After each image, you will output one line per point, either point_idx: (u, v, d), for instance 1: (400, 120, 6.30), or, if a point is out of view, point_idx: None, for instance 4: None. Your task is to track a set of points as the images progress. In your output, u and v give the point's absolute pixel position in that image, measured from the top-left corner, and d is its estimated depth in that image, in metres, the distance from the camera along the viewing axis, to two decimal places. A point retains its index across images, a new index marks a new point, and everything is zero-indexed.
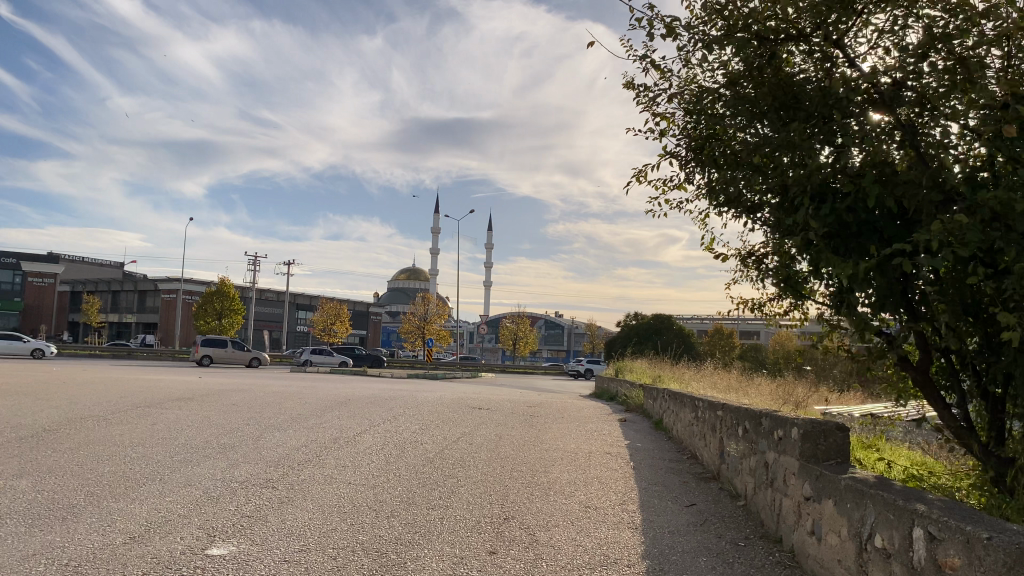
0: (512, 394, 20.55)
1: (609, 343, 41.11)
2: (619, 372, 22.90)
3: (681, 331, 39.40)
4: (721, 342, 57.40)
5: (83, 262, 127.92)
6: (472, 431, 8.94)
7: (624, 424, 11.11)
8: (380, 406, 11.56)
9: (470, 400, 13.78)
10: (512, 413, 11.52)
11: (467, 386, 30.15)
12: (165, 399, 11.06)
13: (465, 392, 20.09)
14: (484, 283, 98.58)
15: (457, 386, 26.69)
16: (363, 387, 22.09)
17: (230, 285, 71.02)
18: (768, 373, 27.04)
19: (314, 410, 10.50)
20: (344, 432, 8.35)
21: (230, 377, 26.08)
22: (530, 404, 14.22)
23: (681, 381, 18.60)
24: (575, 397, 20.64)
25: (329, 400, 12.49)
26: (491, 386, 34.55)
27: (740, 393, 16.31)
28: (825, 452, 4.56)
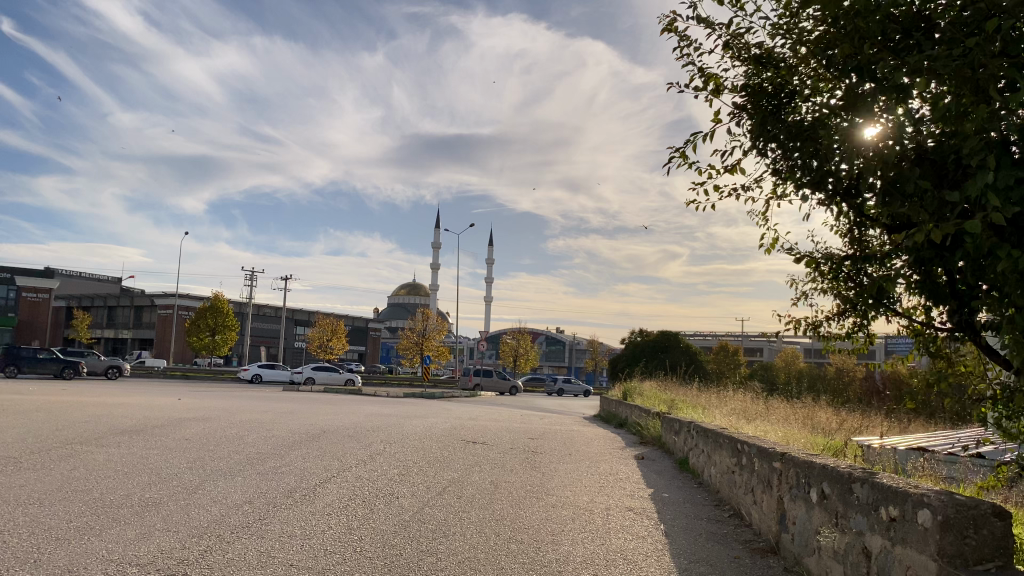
0: (511, 418, 18.97)
1: (613, 362, 39.57)
2: (627, 394, 21.33)
3: (688, 349, 37.88)
4: (726, 359, 55.84)
5: (81, 279, 126.78)
6: (465, 478, 7.41)
7: (641, 462, 9.57)
8: (358, 439, 10.01)
9: (464, 430, 12.24)
10: (511, 448, 10.00)
11: (465, 408, 28.61)
12: (107, 432, 9.47)
13: (462, 416, 18.56)
14: (484, 299, 97.16)
15: (454, 410, 25.15)
16: (352, 410, 20.55)
17: (225, 301, 69.52)
18: (783, 395, 25.49)
19: (278, 446, 8.96)
20: (304, 482, 6.80)
21: (213, 399, 24.56)
22: (531, 433, 12.70)
23: (698, 408, 17.06)
24: (580, 421, 19.08)
25: (304, 431, 11.02)
26: (490, 407, 32.96)
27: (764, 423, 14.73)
28: (976, 553, 3.05)
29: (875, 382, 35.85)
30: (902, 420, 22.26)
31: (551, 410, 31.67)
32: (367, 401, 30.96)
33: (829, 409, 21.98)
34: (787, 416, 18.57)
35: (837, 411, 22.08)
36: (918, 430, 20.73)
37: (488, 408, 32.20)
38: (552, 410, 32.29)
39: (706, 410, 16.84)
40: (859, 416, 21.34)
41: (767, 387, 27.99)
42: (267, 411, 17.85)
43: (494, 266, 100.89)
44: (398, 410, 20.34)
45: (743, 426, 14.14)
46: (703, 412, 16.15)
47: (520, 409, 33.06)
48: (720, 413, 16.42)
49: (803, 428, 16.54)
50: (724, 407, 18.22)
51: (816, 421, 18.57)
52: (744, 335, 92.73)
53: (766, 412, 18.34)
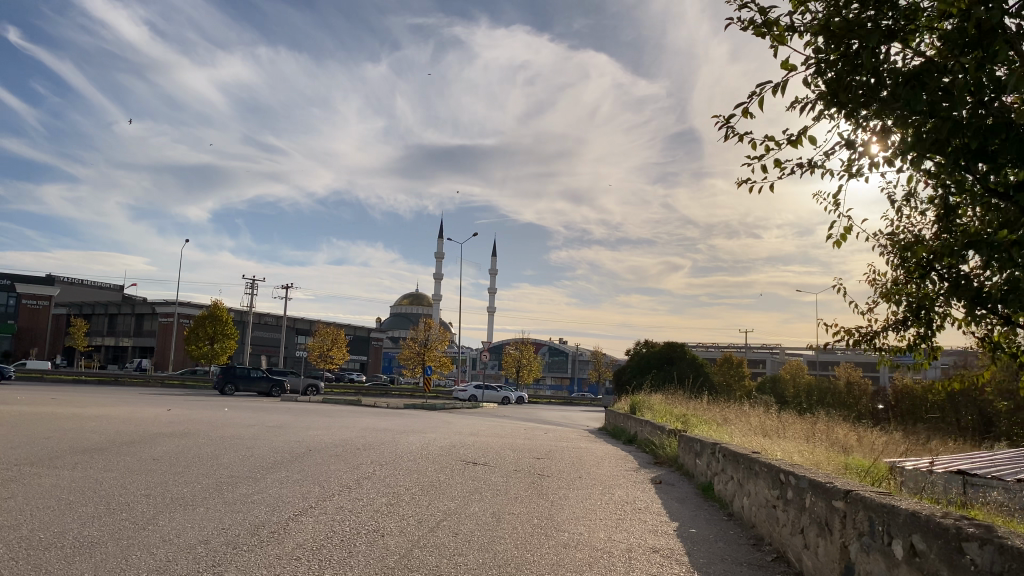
0: (514, 433, 18.03)
1: (618, 373, 38.63)
2: (635, 408, 20.34)
3: (695, 361, 36.95)
4: (732, 371, 54.84)
5: (82, 285, 125.83)
6: (464, 508, 6.46)
7: (659, 486, 8.61)
8: (346, 460, 9.05)
9: (463, 448, 11.29)
10: (516, 470, 9.04)
11: (466, 421, 27.69)
12: (67, 451, 8.53)
13: (463, 430, 17.61)
14: (487, 309, 96.22)
15: (455, 422, 24.24)
16: (349, 423, 19.64)
17: (224, 309, 68.64)
18: (795, 410, 24.52)
19: (255, 468, 8.00)
20: (275, 515, 5.85)
21: (206, 412, 23.66)
22: (536, 451, 11.76)
23: (713, 423, 16.13)
24: (586, 437, 18.13)
25: (290, 448, 10.09)
26: (493, 419, 32.02)
27: (785, 444, 13.77)
28: None
29: (888, 396, 34.80)
30: (920, 438, 21.30)
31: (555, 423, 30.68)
32: (366, 412, 30.03)
33: (844, 426, 21.01)
34: (803, 433, 17.66)
35: (854, 428, 21.11)
36: (939, 448, 19.77)
37: (490, 420, 31.22)
38: (555, 423, 31.31)
39: (722, 426, 15.92)
40: (877, 435, 20.38)
41: (779, 401, 27.01)
42: (259, 423, 16.98)
43: (497, 276, 99.97)
44: (397, 424, 19.39)
45: (764, 444, 13.20)
46: (719, 428, 15.21)
47: (523, 421, 32.07)
48: (737, 430, 15.49)
49: (825, 447, 15.62)
50: (738, 422, 17.31)
51: (834, 438, 17.65)
52: (747, 346, 91.75)
53: (782, 428, 17.42)
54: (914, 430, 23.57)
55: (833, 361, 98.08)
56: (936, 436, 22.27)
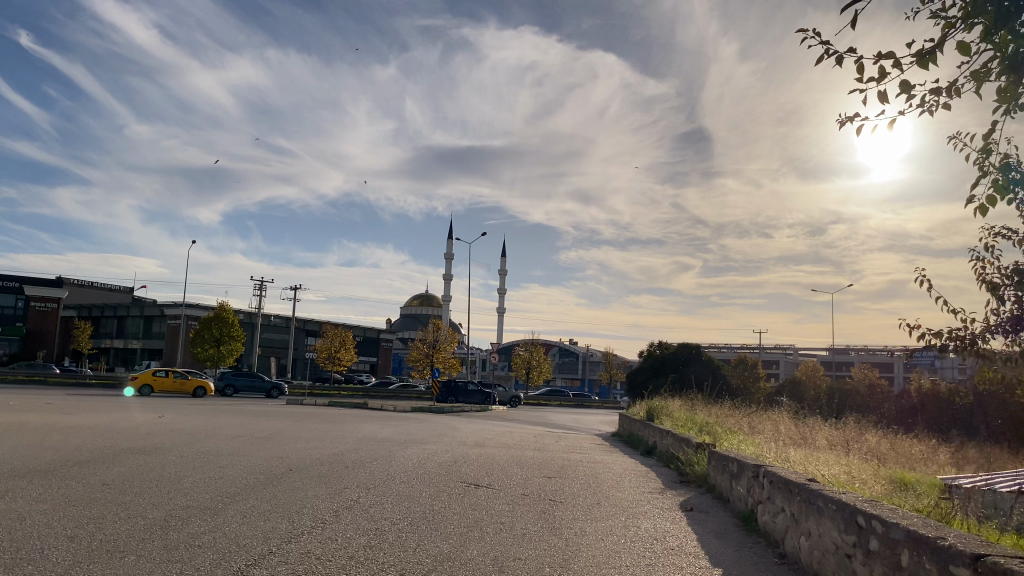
0: (525, 441, 16.91)
1: (631, 375, 37.46)
2: (651, 415, 19.22)
3: (711, 363, 35.74)
4: (746, 373, 53.63)
5: (93, 287, 125.35)
6: (459, 552, 5.30)
7: (690, 515, 7.49)
8: (329, 482, 7.89)
9: (465, 464, 10.14)
10: (524, 493, 7.88)
11: (474, 426, 26.51)
12: (8, 473, 7.39)
13: (469, 439, 16.56)
14: (497, 310, 95.25)
15: (462, 429, 23.13)
16: (349, 430, 18.51)
17: (230, 310, 67.69)
18: (821, 416, 23.30)
19: (220, 496, 6.84)
20: (226, 563, 4.75)
21: (202, 418, 22.57)
22: (547, 466, 10.62)
23: (738, 432, 15.04)
24: (601, 445, 17.09)
25: (270, 465, 8.95)
26: (501, 423, 30.85)
27: (819, 456, 12.71)
28: None
29: (910, 399, 33.57)
30: (954, 447, 20.05)
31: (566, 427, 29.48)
32: (370, 417, 28.88)
33: (873, 435, 19.81)
34: (833, 441, 16.59)
35: (884, 436, 19.91)
36: (977, 457, 18.54)
37: (499, 425, 30.08)
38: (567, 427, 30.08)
39: (748, 435, 14.86)
40: (909, 444, 19.17)
41: (800, 405, 25.77)
42: (250, 431, 15.87)
43: (507, 276, 98.96)
44: (399, 432, 18.29)
45: (800, 457, 12.15)
46: (747, 437, 14.15)
47: (532, 424, 30.95)
48: (764, 439, 14.42)
49: (860, 458, 14.56)
50: (764, 430, 16.22)
51: (865, 447, 16.55)
52: (760, 347, 90.32)
53: (811, 437, 16.31)
54: (944, 436, 22.46)
55: (847, 362, 96.69)
56: (970, 444, 21.04)
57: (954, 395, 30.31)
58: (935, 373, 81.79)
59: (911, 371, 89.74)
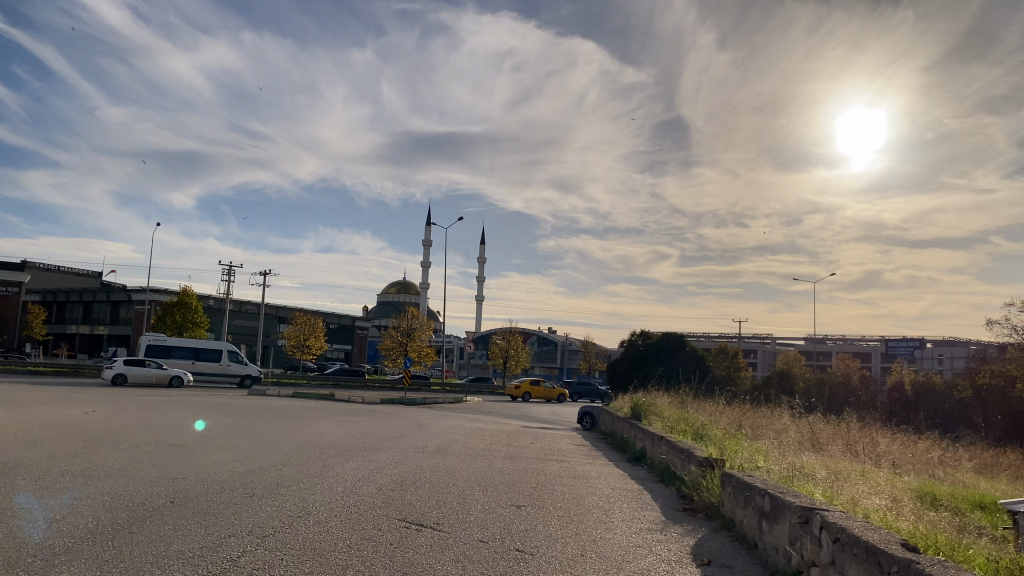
0: (492, 444, 14.81)
1: (612, 365, 35.57)
2: (637, 412, 17.34)
3: (695, 353, 33.93)
4: (728, 362, 51.95)
5: (62, 271, 122.07)
6: None
7: (711, 568, 5.52)
8: (214, 525, 5.77)
9: (416, 487, 8.01)
10: (482, 541, 5.79)
11: (445, 422, 24.49)
12: None
13: (433, 442, 14.59)
14: (476, 298, 93.36)
15: (428, 426, 21.02)
16: (299, 430, 16.31)
17: (192, 295, 64.87)
18: (820, 413, 21.48)
19: (34, 558, 4.71)
20: None
21: (138, 413, 20.29)
22: (515, 488, 8.49)
23: (740, 436, 13.07)
24: (582, 450, 15.21)
25: (150, 495, 6.74)
26: (475, 418, 28.86)
27: (840, 470, 10.85)
28: None
29: (903, 394, 31.93)
30: (968, 448, 18.28)
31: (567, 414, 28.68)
32: (334, 412, 26.71)
33: (880, 436, 18.02)
34: (841, 447, 14.81)
35: (891, 438, 18.19)
36: (999, 461, 16.73)
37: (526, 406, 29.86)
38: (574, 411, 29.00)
39: (752, 440, 12.92)
40: (924, 446, 17.31)
41: (795, 401, 23.96)
42: (176, 433, 13.57)
43: (485, 263, 96.91)
44: (358, 432, 16.22)
45: (822, 472, 10.23)
46: (752, 443, 12.23)
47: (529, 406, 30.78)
48: (772, 445, 12.47)
49: (879, 469, 12.72)
50: (763, 433, 14.34)
51: (878, 454, 14.70)
52: (740, 336, 89.05)
53: (819, 441, 14.48)
54: (950, 436, 20.75)
55: (827, 351, 95.77)
56: (985, 445, 19.26)
57: (951, 389, 28.68)
58: (915, 364, 80.89)
59: (890, 361, 88.99)
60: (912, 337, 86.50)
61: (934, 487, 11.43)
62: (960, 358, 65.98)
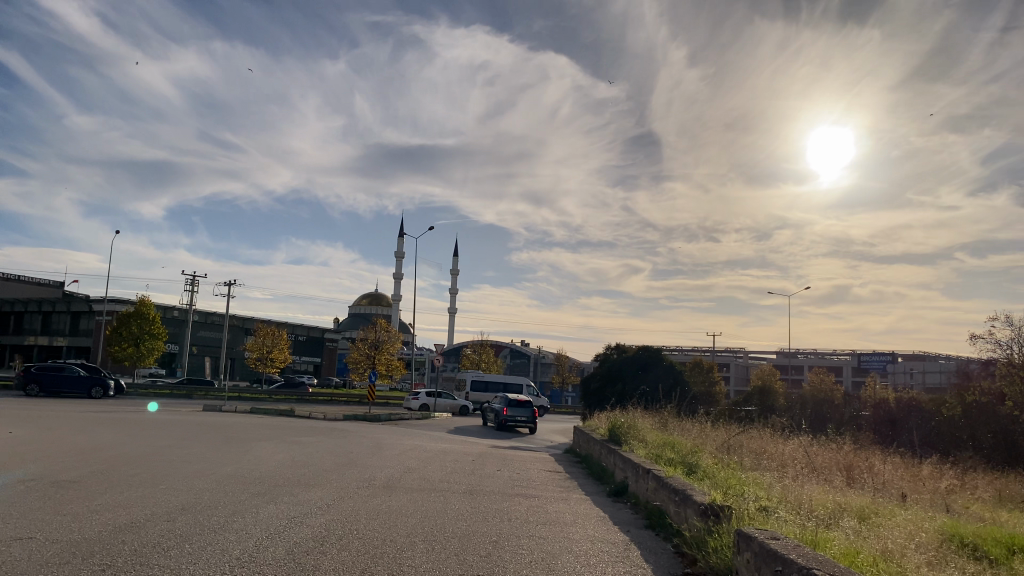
0: (452, 474, 13.04)
1: (586, 379, 33.93)
2: (614, 436, 15.73)
3: (673, 368, 32.40)
4: (703, 376, 50.61)
5: (22, 281, 118.55)
6: None
7: None
8: None
9: (342, 546, 6.18)
10: None
11: (407, 442, 22.68)
12: None
13: (386, 471, 12.83)
14: (448, 310, 91.76)
15: (386, 448, 19.20)
16: (235, 457, 14.45)
17: (151, 305, 62.23)
18: (808, 433, 20.01)
19: None
20: None
21: (63, 433, 18.26)
22: (470, 545, 6.71)
23: (735, 466, 11.53)
24: (553, 479, 13.58)
25: None
26: (441, 436, 27.17)
27: (853, 510, 9.37)
28: None
29: (886, 410, 30.65)
30: (969, 473, 16.83)
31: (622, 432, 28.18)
32: (288, 432, 24.77)
33: (877, 459, 16.62)
34: (842, 476, 13.34)
35: (890, 462, 16.77)
36: (1006, 488, 15.35)
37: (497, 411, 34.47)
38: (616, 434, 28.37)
39: (748, 470, 11.40)
40: (925, 473, 15.81)
41: (781, 420, 22.54)
42: (78, 463, 11.59)
43: (457, 275, 95.40)
44: (301, 459, 14.39)
45: (838, 514, 8.70)
46: (749, 476, 10.71)
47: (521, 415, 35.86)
48: (771, 477, 10.96)
49: (889, 504, 11.25)
50: (759, 461, 12.82)
51: (882, 483, 13.28)
52: (713, 350, 87.97)
53: (818, 471, 13.00)
54: (948, 458, 19.40)
55: (800, 365, 95.21)
56: (985, 470, 17.82)
57: (937, 407, 27.35)
58: (887, 378, 80.36)
59: (863, 375, 88.39)
60: (885, 351, 85.96)
61: (957, 524, 10.01)
62: (934, 372, 65.31)
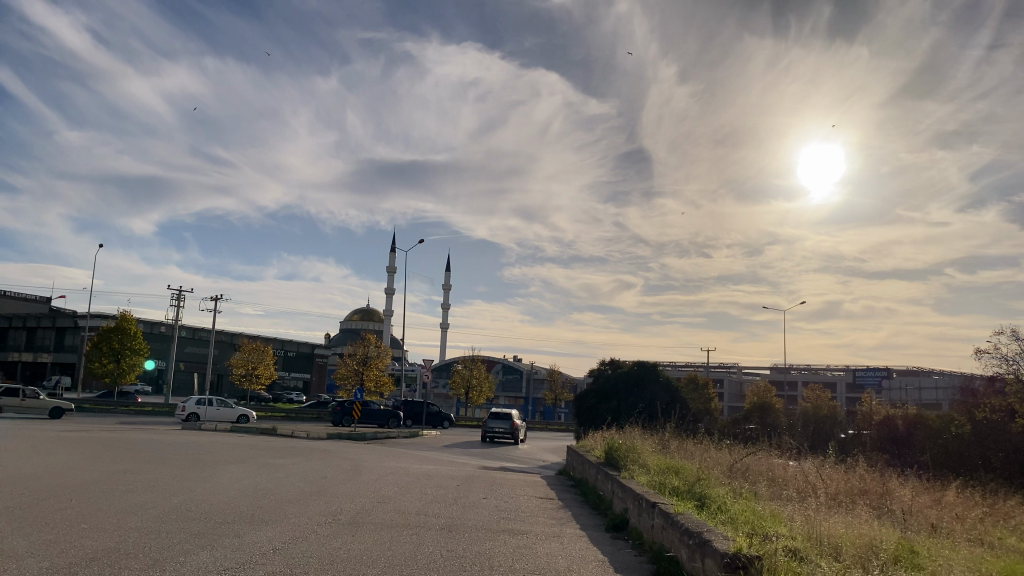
0: (434, 505, 11.69)
1: (580, 396, 32.58)
2: (611, 458, 14.47)
3: (669, 384, 31.08)
4: (699, 393, 49.30)
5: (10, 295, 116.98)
6: None
7: None
8: None
9: None
10: None
11: (392, 465, 21.27)
12: None
13: (357, 501, 11.48)
14: (440, 326, 90.65)
15: (365, 472, 17.80)
16: (194, 484, 13.07)
17: (132, 320, 60.69)
18: (816, 454, 18.80)
19: None
20: None
21: (12, 456, 16.87)
22: None
23: (750, 495, 10.34)
24: (548, 508, 12.31)
25: None
26: (427, 457, 25.86)
27: (887, 547, 8.20)
28: None
29: (891, 428, 29.36)
30: (990, 498, 15.60)
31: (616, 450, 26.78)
32: (264, 453, 23.34)
33: (894, 482, 15.43)
34: (865, 504, 12.12)
35: (905, 485, 15.60)
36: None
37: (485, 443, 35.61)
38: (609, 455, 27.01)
39: (763, 501, 10.20)
40: (946, 497, 14.58)
41: (787, 440, 21.32)
42: (1, 497, 10.20)
43: (448, 290, 94.10)
44: (266, 487, 13.01)
45: (875, 555, 7.50)
46: (765, 509, 9.53)
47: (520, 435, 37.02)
48: (790, 508, 9.79)
49: (919, 537, 10.06)
50: (772, 488, 11.63)
51: (905, 510, 12.10)
52: (708, 366, 86.64)
53: (839, 499, 11.79)
54: (966, 481, 18.18)
55: (795, 380, 93.86)
56: (1007, 494, 16.57)
57: (943, 425, 25.94)
58: (883, 394, 79.08)
59: (858, 391, 87.07)
60: (880, 367, 84.74)
61: (1002, 562, 8.82)
62: (933, 388, 63.99)
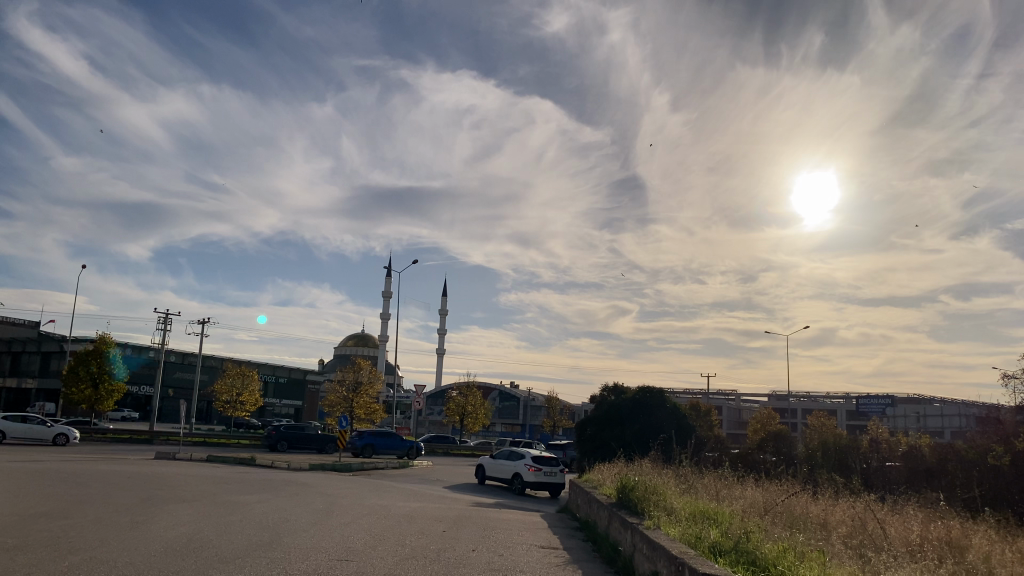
0: (414, 563, 9.22)
1: (582, 424, 30.19)
2: (627, 500, 12.10)
3: (677, 411, 28.65)
4: (705, 420, 46.85)
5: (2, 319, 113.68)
6: None
7: None
8: None
9: None
10: None
11: (373, 502, 18.91)
12: None
13: (314, 561, 8.98)
14: (437, 351, 88.25)
15: (339, 513, 15.31)
16: (121, 534, 10.58)
17: (110, 343, 58.20)
18: (851, 491, 16.48)
19: None
20: None
21: None
22: None
23: (819, 556, 7.98)
24: (553, 561, 10.08)
25: None
26: (415, 492, 23.46)
27: None
28: None
29: (918, 458, 26.95)
30: None
31: (530, 456, 25.44)
32: (233, 488, 20.88)
33: (953, 525, 13.09)
34: (950, 562, 9.71)
35: (966, 528, 13.24)
36: None
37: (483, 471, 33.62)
38: (528, 462, 25.50)
39: (837, 565, 7.83)
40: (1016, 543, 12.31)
41: (815, 474, 18.99)
42: None
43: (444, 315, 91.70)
44: (207, 538, 10.51)
45: None
46: None
47: None
48: None
49: None
50: (835, 543, 9.29)
51: (995, 565, 9.76)
52: (708, 392, 83.99)
53: (921, 556, 9.38)
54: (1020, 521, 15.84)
55: (798, 409, 91.05)
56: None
57: (973, 454, 23.61)
58: (889, 421, 76.46)
59: (862, 419, 84.26)
60: (885, 394, 82.15)
61: None
62: (944, 416, 61.36)
